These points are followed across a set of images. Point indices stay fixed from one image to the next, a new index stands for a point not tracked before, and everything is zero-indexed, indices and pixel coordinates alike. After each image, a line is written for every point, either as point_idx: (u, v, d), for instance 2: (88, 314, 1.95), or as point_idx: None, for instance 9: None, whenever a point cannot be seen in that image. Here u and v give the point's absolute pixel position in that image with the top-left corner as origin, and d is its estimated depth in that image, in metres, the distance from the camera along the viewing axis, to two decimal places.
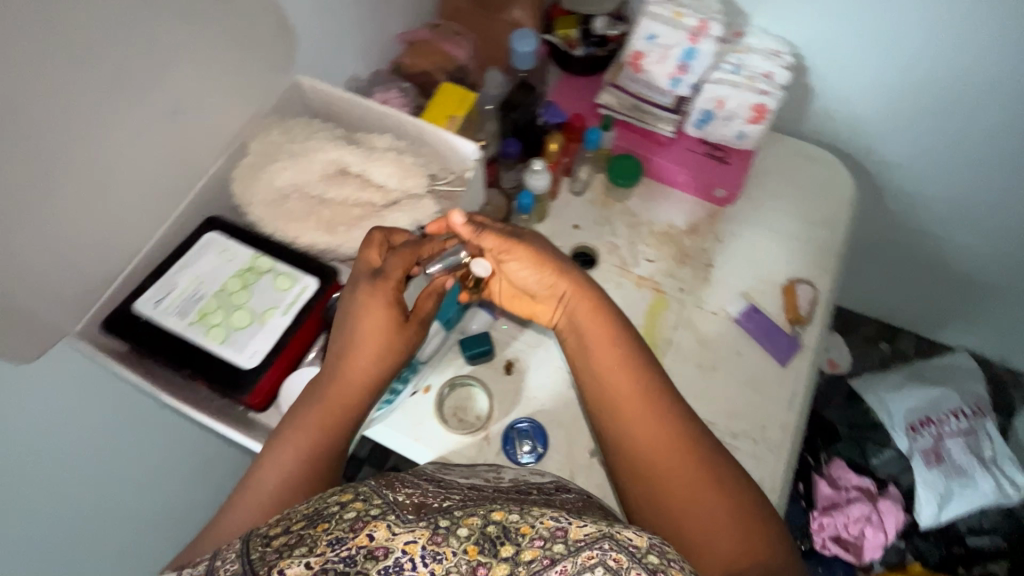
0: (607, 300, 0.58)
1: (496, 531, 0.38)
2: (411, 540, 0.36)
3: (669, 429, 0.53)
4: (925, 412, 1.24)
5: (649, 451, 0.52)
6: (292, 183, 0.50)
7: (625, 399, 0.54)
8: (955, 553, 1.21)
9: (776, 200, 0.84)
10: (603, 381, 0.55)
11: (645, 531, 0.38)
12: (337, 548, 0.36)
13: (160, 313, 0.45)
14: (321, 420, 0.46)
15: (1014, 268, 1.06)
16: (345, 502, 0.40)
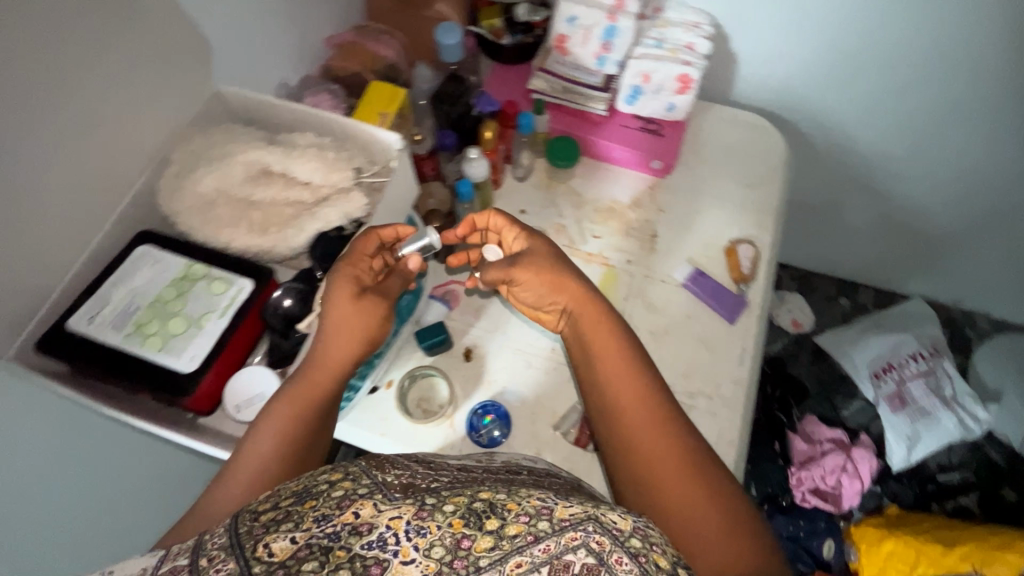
0: (608, 309, 0.61)
1: (482, 506, 0.38)
2: (396, 515, 0.36)
3: (656, 405, 0.55)
4: (886, 360, 1.29)
5: (637, 417, 0.55)
6: (219, 189, 0.51)
7: (615, 369, 0.57)
8: (928, 491, 1.26)
9: (713, 166, 0.87)
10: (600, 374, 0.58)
11: (629, 514, 0.40)
12: (323, 524, 0.35)
13: (95, 328, 0.46)
14: (295, 406, 0.47)
15: (951, 211, 1.11)
16: (332, 480, 0.40)
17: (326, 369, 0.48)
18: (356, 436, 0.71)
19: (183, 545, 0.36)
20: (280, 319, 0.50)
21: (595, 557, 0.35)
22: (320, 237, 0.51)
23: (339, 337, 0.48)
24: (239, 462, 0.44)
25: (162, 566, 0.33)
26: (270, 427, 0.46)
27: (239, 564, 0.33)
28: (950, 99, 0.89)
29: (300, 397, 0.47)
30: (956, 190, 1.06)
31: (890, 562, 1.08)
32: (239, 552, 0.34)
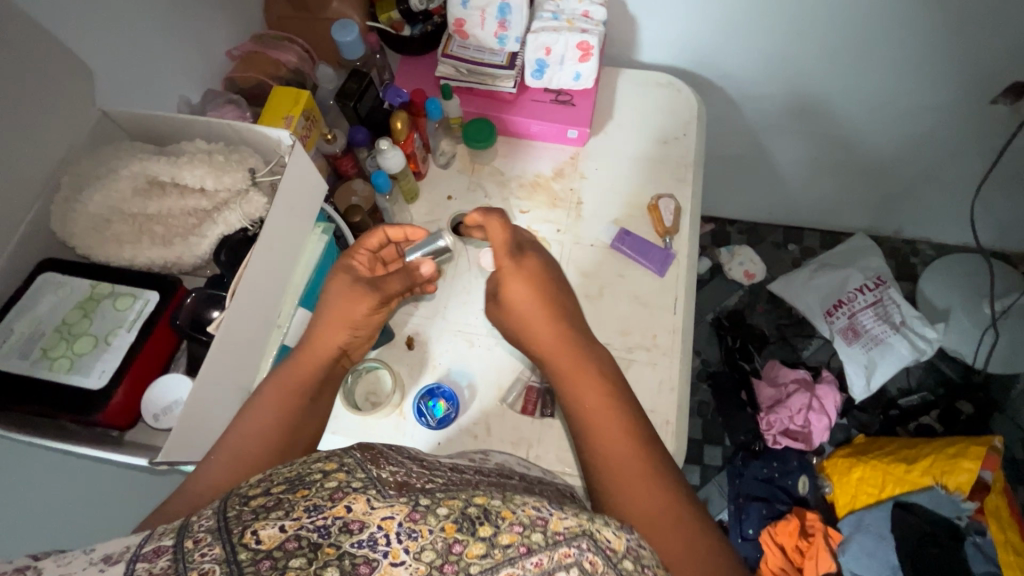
0: (581, 345, 0.64)
1: (477, 512, 0.38)
2: (389, 516, 0.36)
3: (626, 415, 0.58)
4: (836, 296, 1.34)
5: (602, 420, 0.58)
6: (115, 207, 0.51)
7: (580, 378, 0.61)
8: (892, 416, 1.30)
9: (629, 129, 0.89)
10: (580, 398, 0.60)
11: (623, 532, 0.41)
12: (313, 515, 0.35)
13: (1, 358, 0.46)
14: (287, 386, 0.53)
15: (870, 146, 1.16)
16: (327, 471, 0.40)
17: (315, 356, 0.56)
18: None
19: (170, 525, 0.35)
20: (195, 325, 0.51)
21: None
22: (224, 241, 0.53)
23: (330, 322, 0.57)
24: (227, 446, 0.47)
25: (148, 545, 0.33)
26: (263, 405, 0.51)
27: (225, 550, 0.32)
28: (850, 33, 0.92)
29: (294, 378, 0.54)
30: (872, 126, 1.10)
31: (860, 488, 1.12)
32: (224, 537, 0.34)
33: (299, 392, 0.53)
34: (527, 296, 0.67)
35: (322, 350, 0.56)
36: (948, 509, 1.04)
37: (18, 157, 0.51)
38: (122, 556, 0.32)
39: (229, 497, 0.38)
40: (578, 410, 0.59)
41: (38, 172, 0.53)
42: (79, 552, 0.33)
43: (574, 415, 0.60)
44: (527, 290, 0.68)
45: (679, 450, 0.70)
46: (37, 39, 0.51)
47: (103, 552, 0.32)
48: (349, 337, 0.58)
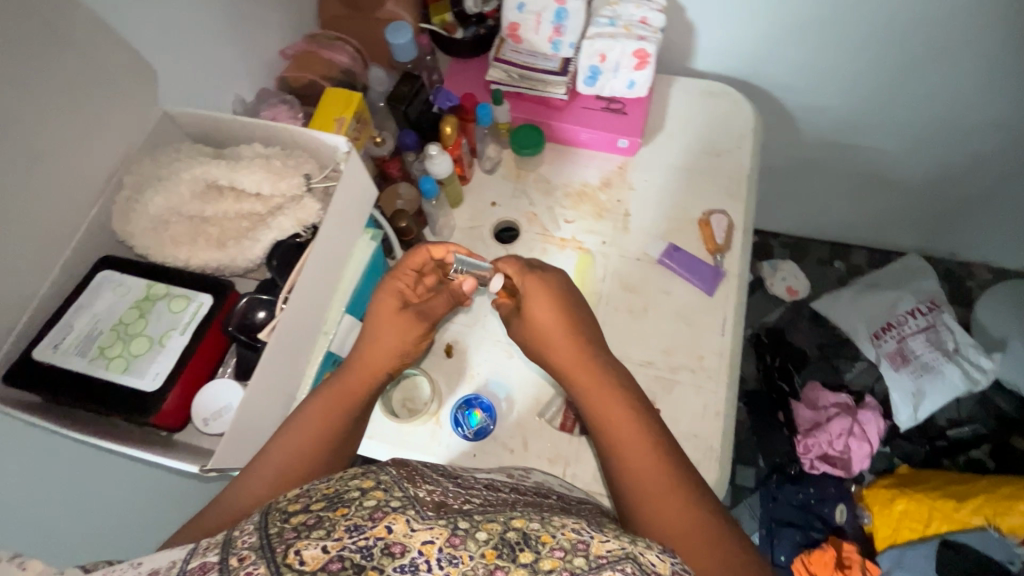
0: (603, 366, 0.61)
1: (516, 537, 0.38)
2: (429, 540, 0.36)
3: (652, 433, 0.56)
4: (885, 319, 1.27)
5: (636, 452, 0.54)
6: (171, 209, 0.51)
7: (607, 402, 0.58)
8: (939, 447, 1.25)
9: (680, 139, 0.86)
10: (602, 421, 0.58)
11: (667, 555, 0.39)
12: (354, 536, 0.35)
13: (61, 356, 0.46)
14: (330, 406, 0.53)
15: (932, 165, 1.09)
16: (365, 489, 0.40)
17: (355, 379, 0.56)
18: None
19: (213, 539, 0.37)
20: (246, 330, 0.50)
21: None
22: (276, 246, 0.52)
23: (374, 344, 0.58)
24: (270, 460, 0.49)
25: (194, 562, 0.34)
26: (306, 422, 0.52)
27: (269, 568, 0.33)
28: (924, 43, 0.86)
29: (335, 397, 0.54)
30: (936, 144, 1.05)
31: (902, 521, 1.07)
32: (269, 556, 0.34)
33: (340, 414, 0.53)
34: (552, 313, 0.64)
35: (364, 371, 0.57)
36: (999, 552, 0.98)
37: (79, 154, 0.51)
38: (170, 570, 0.34)
39: (269, 510, 0.38)
40: (604, 434, 0.57)
41: (98, 170, 0.53)
42: (130, 566, 0.35)
43: (598, 437, 0.58)
44: (547, 296, 0.65)
45: (722, 479, 0.67)
46: (102, 38, 0.51)
47: (153, 565, 0.34)
48: (394, 360, 0.60)
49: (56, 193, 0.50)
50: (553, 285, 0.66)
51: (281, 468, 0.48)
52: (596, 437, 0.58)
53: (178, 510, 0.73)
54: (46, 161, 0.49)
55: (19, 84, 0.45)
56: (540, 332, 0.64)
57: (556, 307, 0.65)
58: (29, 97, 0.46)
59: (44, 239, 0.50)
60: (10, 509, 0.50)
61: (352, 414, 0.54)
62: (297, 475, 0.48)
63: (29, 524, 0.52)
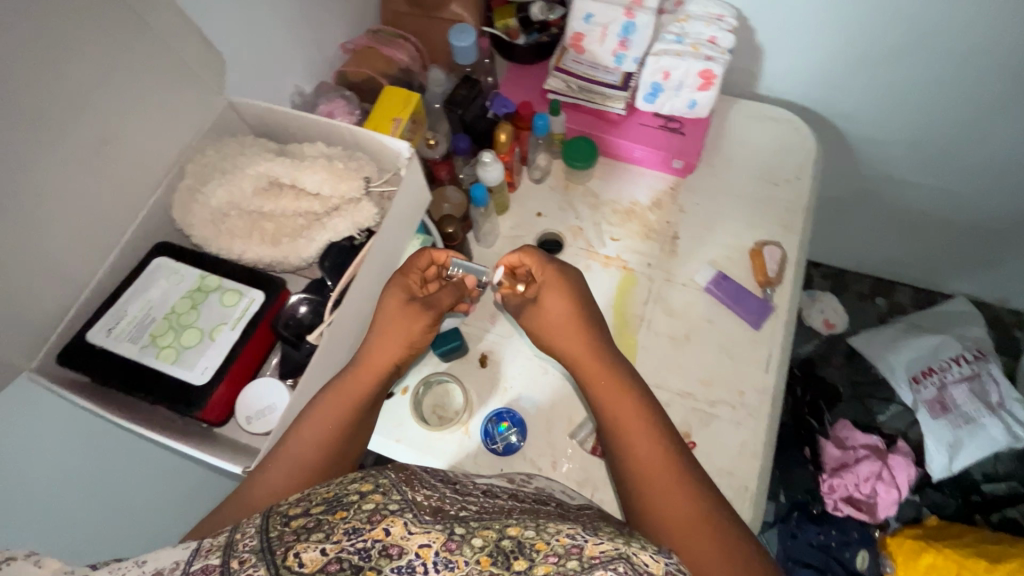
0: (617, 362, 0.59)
1: (510, 545, 0.36)
2: (426, 543, 0.34)
3: (657, 430, 0.54)
4: (925, 363, 1.22)
5: (658, 470, 0.51)
6: (229, 202, 0.51)
7: (622, 405, 0.55)
8: (971, 502, 1.20)
9: (735, 163, 0.84)
10: (613, 416, 0.55)
11: (662, 556, 0.37)
12: (352, 538, 0.34)
13: (114, 341, 0.47)
14: (345, 398, 0.49)
15: (997, 211, 1.04)
16: (363, 493, 0.39)
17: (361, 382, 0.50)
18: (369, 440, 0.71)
19: (215, 541, 0.35)
20: (293, 329, 0.51)
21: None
22: (330, 248, 0.52)
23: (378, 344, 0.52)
24: (282, 451, 0.45)
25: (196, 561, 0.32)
26: (321, 414, 0.47)
27: (268, 570, 0.31)
28: (1009, 84, 0.82)
29: (341, 403, 0.48)
30: (1004, 191, 0.99)
31: None
32: (268, 559, 0.32)
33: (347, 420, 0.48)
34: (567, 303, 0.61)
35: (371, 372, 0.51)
36: None
37: (144, 138, 0.52)
38: (173, 571, 0.31)
39: (269, 513, 0.37)
40: (618, 442, 0.54)
41: (161, 155, 0.54)
42: (133, 563, 0.32)
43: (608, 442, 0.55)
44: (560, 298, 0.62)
45: (756, 522, 0.65)
46: (179, 24, 0.51)
47: (155, 565, 0.31)
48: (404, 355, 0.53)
49: (120, 176, 0.50)
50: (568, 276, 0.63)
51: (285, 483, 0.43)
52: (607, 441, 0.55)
53: (204, 495, 0.74)
54: (115, 145, 0.49)
55: (97, 69, 0.46)
56: (556, 321, 0.62)
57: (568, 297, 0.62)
58: (104, 81, 0.47)
59: (104, 220, 0.50)
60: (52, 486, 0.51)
61: (361, 421, 0.49)
62: (308, 470, 0.44)
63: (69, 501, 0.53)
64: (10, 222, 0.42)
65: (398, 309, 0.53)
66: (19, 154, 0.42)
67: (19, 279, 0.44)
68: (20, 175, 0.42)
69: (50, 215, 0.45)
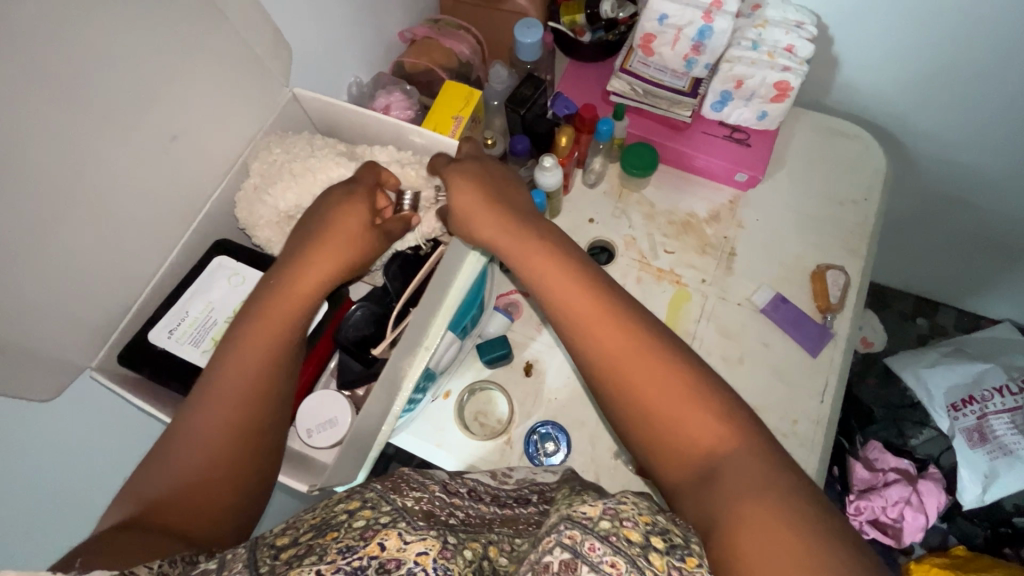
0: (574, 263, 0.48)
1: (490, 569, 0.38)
2: (424, 551, 0.34)
3: (663, 364, 0.43)
4: (967, 391, 1.18)
5: (629, 366, 0.43)
6: (295, 204, 0.51)
7: (555, 278, 0.47)
8: (1001, 533, 1.17)
9: (799, 178, 0.80)
10: (592, 355, 0.44)
11: (600, 498, 0.35)
12: (348, 557, 0.33)
13: (175, 343, 0.47)
14: (268, 320, 0.44)
15: None
16: (352, 509, 0.37)
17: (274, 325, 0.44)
18: (412, 444, 0.70)
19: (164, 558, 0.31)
20: (353, 339, 0.52)
21: (569, 552, 0.32)
22: (395, 255, 0.55)
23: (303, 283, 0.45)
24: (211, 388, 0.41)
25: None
26: (246, 344, 0.43)
27: None
28: None
29: (264, 348, 0.43)
30: None
31: None
32: None
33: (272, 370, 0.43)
34: (482, 205, 0.50)
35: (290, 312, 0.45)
36: None
37: (206, 132, 0.50)
38: None
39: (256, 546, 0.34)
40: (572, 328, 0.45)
41: (222, 148, 0.52)
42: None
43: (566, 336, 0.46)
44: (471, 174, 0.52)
45: None
46: (251, 14, 0.49)
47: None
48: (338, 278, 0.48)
49: (181, 170, 0.49)
50: (472, 180, 0.51)
51: (210, 454, 0.39)
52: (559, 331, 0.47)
53: None
54: (182, 140, 0.48)
55: (166, 61, 0.44)
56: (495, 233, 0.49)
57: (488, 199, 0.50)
58: (174, 74, 0.45)
59: (165, 214, 0.49)
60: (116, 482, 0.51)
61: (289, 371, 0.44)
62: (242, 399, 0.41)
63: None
64: (80, 219, 0.41)
65: (348, 229, 0.48)
66: (90, 149, 0.41)
67: (80, 276, 0.43)
68: (88, 170, 0.41)
69: (114, 211, 0.44)
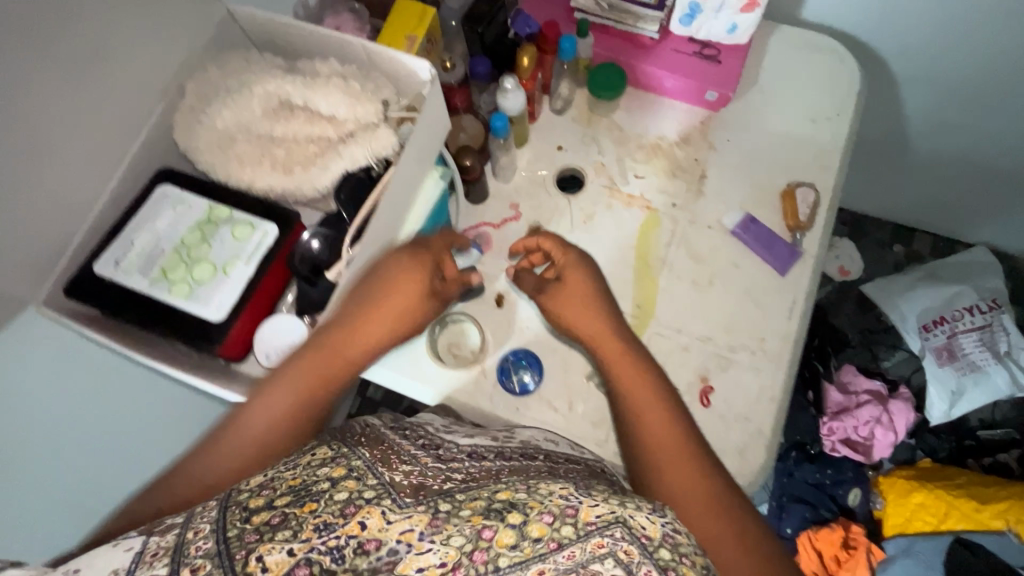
0: (635, 351, 0.62)
1: (501, 504, 0.39)
2: (408, 529, 0.35)
3: (679, 423, 0.57)
4: (939, 312, 1.22)
5: (658, 428, 0.56)
6: (233, 124, 0.49)
7: (624, 364, 0.60)
8: (965, 446, 1.22)
9: (770, 95, 0.78)
10: (631, 402, 0.58)
11: (657, 515, 0.39)
12: (324, 534, 0.34)
13: (123, 274, 0.45)
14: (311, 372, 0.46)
15: None
16: (336, 479, 0.39)
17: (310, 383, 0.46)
18: (384, 375, 0.71)
19: (161, 543, 0.33)
20: (307, 263, 0.49)
21: (624, 567, 0.35)
22: (345, 178, 0.49)
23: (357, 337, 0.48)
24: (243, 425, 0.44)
25: (148, 541, 0.33)
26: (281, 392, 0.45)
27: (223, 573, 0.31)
28: None
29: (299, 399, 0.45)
30: None
31: (916, 513, 1.09)
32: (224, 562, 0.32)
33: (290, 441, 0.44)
34: (580, 288, 0.64)
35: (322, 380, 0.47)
36: (1014, 555, 0.97)
37: (136, 51, 0.47)
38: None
39: (229, 508, 0.36)
40: (624, 396, 0.59)
41: (157, 70, 0.49)
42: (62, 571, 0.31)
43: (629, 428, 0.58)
44: (584, 285, 0.64)
45: (768, 465, 0.65)
46: None
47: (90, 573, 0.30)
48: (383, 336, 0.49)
49: (111, 92, 0.46)
50: (576, 272, 0.65)
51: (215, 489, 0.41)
52: (619, 413, 0.59)
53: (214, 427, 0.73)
54: (113, 62, 0.45)
55: None
56: (577, 319, 0.63)
57: (582, 286, 0.64)
58: None
59: (100, 140, 0.46)
60: (87, 420, 0.51)
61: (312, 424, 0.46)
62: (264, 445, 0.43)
63: (105, 436, 0.53)
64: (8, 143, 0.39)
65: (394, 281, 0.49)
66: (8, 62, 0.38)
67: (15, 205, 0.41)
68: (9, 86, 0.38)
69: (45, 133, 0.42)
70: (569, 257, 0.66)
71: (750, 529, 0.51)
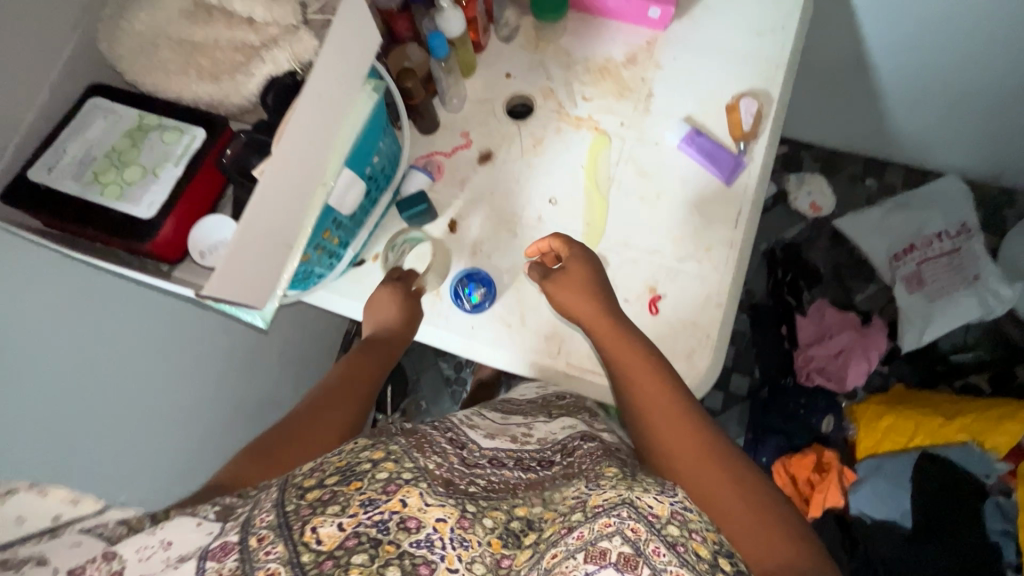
0: (624, 323, 0.63)
1: (519, 526, 0.44)
2: (442, 518, 0.40)
3: (671, 388, 0.59)
4: (908, 241, 1.26)
5: (653, 397, 0.58)
6: (152, 27, 0.51)
7: (618, 341, 0.62)
8: (937, 371, 1.22)
9: (714, 12, 0.78)
10: (624, 370, 0.60)
11: (665, 497, 0.43)
12: (370, 510, 0.38)
13: (55, 178, 0.48)
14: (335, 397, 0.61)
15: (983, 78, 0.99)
16: (376, 460, 0.42)
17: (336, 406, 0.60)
18: (338, 303, 0.73)
19: (233, 520, 0.37)
20: (236, 166, 0.51)
21: (629, 547, 0.39)
22: (271, 82, 0.52)
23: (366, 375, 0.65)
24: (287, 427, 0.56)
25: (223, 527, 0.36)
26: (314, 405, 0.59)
27: (289, 551, 0.35)
28: None
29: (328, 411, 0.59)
30: (991, 54, 0.94)
31: (886, 435, 1.09)
32: (286, 533, 0.36)
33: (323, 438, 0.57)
34: (579, 274, 0.65)
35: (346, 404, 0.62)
36: (979, 466, 1.01)
37: None
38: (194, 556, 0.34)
39: (287, 484, 0.40)
40: (615, 367, 0.61)
41: None
42: (149, 536, 0.34)
43: (625, 398, 0.60)
44: (583, 272, 0.65)
45: (715, 366, 0.67)
46: None
47: (178, 552, 0.33)
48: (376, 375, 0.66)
49: None
50: (573, 261, 0.66)
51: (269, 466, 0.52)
52: (616, 383, 0.61)
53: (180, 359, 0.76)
54: None
55: None
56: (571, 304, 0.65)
57: (584, 273, 0.65)
58: None
59: None
60: (47, 328, 0.54)
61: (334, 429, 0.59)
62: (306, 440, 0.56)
63: (66, 350, 0.56)
64: None
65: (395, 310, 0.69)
66: None
67: None
68: None
69: None
70: (570, 247, 0.66)
71: (757, 487, 0.51)
